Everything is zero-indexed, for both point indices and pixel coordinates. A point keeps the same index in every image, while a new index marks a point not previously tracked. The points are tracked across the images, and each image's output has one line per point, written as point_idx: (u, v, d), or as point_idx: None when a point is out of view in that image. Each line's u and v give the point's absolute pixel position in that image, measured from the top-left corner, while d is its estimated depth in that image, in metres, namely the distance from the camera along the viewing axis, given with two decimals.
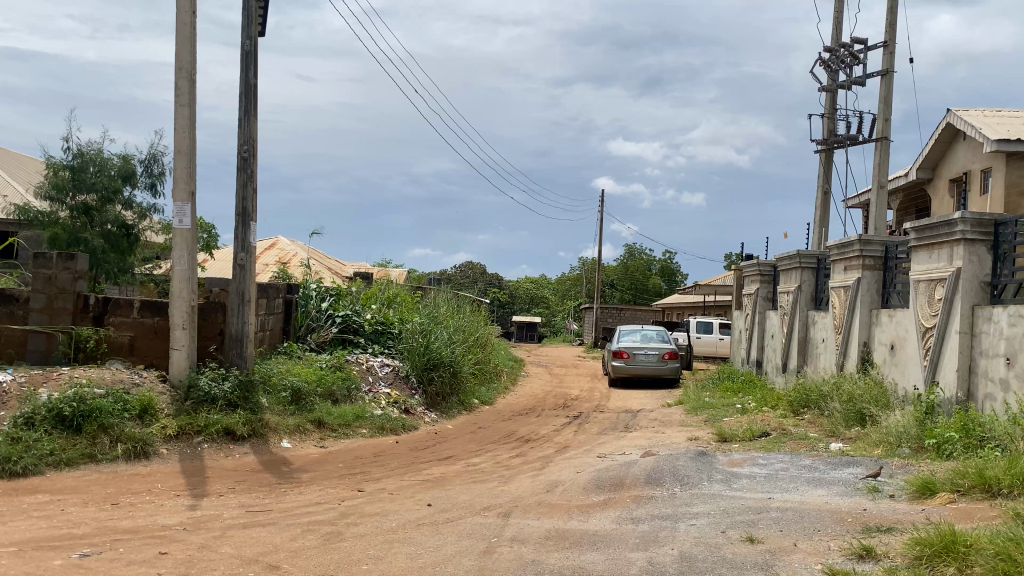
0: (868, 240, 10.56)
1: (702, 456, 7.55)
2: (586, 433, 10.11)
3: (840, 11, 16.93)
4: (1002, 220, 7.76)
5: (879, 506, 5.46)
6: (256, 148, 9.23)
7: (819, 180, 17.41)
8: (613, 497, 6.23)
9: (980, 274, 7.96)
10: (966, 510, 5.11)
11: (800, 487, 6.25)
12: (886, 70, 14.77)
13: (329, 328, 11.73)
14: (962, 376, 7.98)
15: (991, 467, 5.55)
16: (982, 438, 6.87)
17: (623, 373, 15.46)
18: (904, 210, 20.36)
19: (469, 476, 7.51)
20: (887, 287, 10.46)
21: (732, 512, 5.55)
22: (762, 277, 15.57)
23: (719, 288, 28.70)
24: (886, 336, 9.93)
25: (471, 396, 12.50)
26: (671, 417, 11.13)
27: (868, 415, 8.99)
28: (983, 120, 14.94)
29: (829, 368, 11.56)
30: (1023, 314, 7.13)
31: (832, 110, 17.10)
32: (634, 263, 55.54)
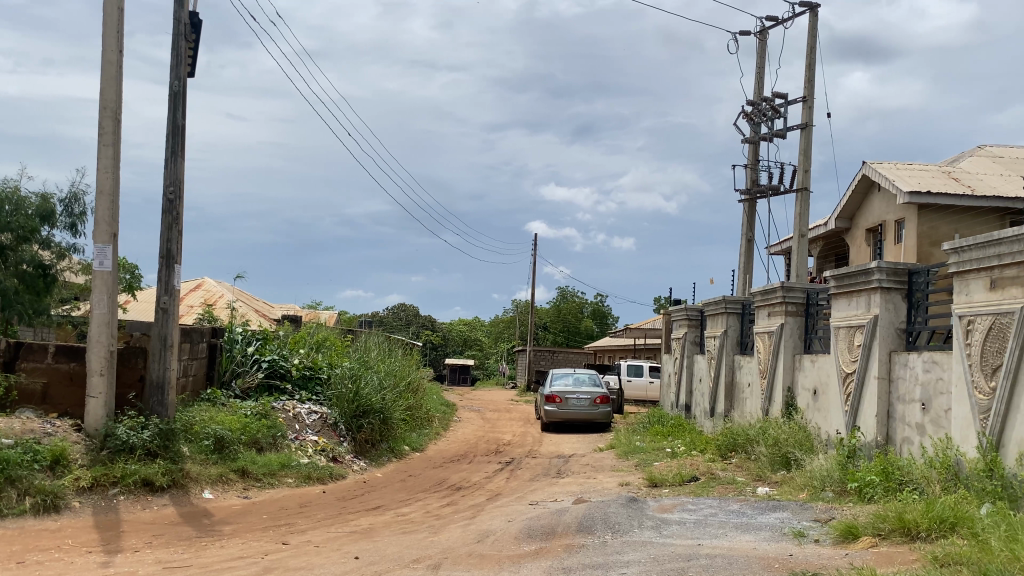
0: (790, 287, 10.88)
1: (633, 502, 7.56)
2: (517, 479, 10.06)
3: (762, 66, 17.58)
4: (916, 270, 8.09)
5: (805, 552, 5.53)
6: (182, 189, 9.04)
7: (743, 229, 17.91)
8: (544, 547, 6.17)
9: (896, 322, 8.26)
10: (887, 554, 5.22)
11: (729, 533, 6.31)
12: (805, 123, 15.36)
13: (254, 374, 11.39)
14: (882, 421, 8.22)
15: (910, 511, 5.69)
16: (901, 481, 7.07)
17: (555, 418, 15.43)
18: (824, 257, 21.08)
19: (397, 527, 7.34)
20: (808, 332, 10.77)
21: (662, 560, 5.55)
22: (689, 322, 15.84)
23: (650, 331, 29.13)
24: (809, 381, 10.19)
25: (401, 443, 12.32)
26: (603, 462, 11.16)
27: (793, 459, 9.16)
28: (895, 172, 15.62)
29: (755, 412, 11.77)
30: (936, 360, 7.41)
31: (755, 160, 17.65)
32: (567, 305, 56.11)
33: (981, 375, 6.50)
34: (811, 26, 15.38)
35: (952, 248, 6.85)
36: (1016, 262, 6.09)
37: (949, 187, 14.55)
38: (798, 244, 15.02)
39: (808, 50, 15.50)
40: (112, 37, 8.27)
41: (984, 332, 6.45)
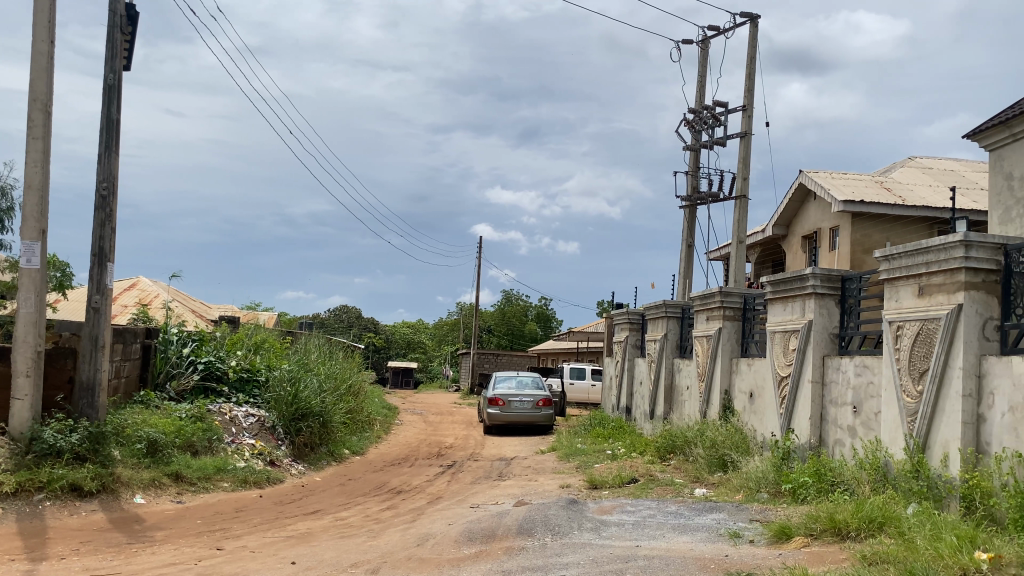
0: (728, 292, 11.09)
1: (573, 504, 7.59)
2: (459, 482, 10.02)
3: (703, 75, 17.87)
4: (849, 277, 8.33)
5: (740, 552, 5.62)
6: (116, 186, 8.79)
7: (684, 234, 18.17)
8: (484, 550, 6.15)
9: (829, 326, 8.47)
10: (818, 553, 5.34)
11: (666, 534, 6.38)
12: (745, 132, 15.68)
13: (190, 376, 11.11)
14: (815, 424, 8.42)
15: (840, 511, 5.84)
16: (833, 482, 7.25)
17: (497, 420, 15.42)
18: (762, 263, 21.54)
19: (336, 531, 7.26)
20: (745, 337, 10.98)
21: (601, 561, 5.60)
22: (631, 325, 16.00)
23: (593, 334, 29.39)
24: (745, 384, 10.39)
25: (341, 446, 12.17)
26: (544, 464, 11.19)
27: (730, 461, 9.33)
28: (830, 181, 16.05)
29: (693, 415, 11.94)
30: (868, 365, 7.63)
31: (696, 168, 17.93)
32: (512, 308, 56.25)
33: (908, 379, 6.71)
34: (751, 37, 15.69)
35: (883, 255, 7.06)
36: (942, 269, 6.30)
37: (881, 196, 15.00)
38: (737, 250, 15.31)
39: (748, 60, 15.81)
40: (43, 27, 7.99)
41: (912, 337, 6.65)
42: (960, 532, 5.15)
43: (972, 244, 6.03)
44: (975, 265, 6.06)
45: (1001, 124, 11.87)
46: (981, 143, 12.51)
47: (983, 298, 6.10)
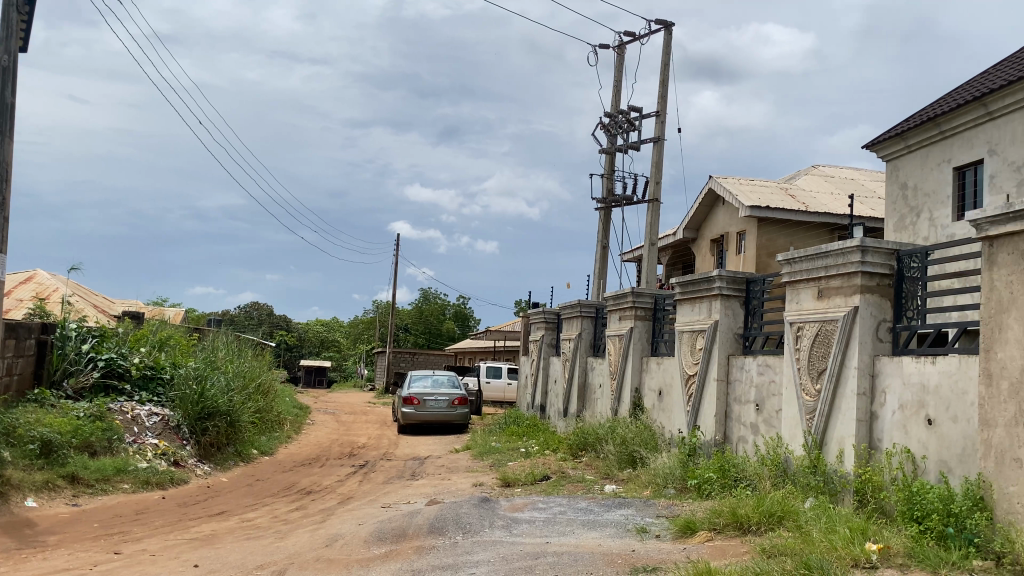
0: (640, 292, 11.32)
1: (485, 502, 7.62)
2: (370, 482, 9.91)
3: (619, 80, 18.16)
4: (753, 279, 8.64)
5: (647, 547, 5.74)
6: (9, 172, 8.34)
7: (598, 236, 18.44)
8: (394, 550, 6.09)
9: (734, 326, 8.76)
10: (720, 547, 5.51)
11: (576, 530, 6.47)
12: (658, 137, 16.01)
13: (89, 374, 10.58)
14: (720, 421, 8.68)
15: (742, 506, 6.03)
16: (735, 478, 7.48)
17: (411, 419, 15.30)
18: (673, 264, 22.04)
19: (242, 533, 7.08)
20: (655, 336, 11.23)
21: (511, 559, 5.63)
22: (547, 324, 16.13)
23: (509, 333, 29.50)
24: (655, 382, 10.62)
25: (248, 446, 11.88)
26: (458, 463, 11.18)
27: (639, 458, 9.51)
28: (738, 187, 16.55)
29: (605, 413, 12.14)
30: (770, 364, 7.91)
31: (611, 170, 18.21)
32: (429, 308, 55.97)
33: (808, 378, 6.98)
34: (665, 44, 16.03)
35: (785, 259, 7.32)
36: (840, 273, 6.58)
37: (786, 203, 15.57)
38: (650, 252, 15.63)
39: (662, 67, 16.14)
40: None
41: (812, 337, 6.93)
42: (852, 524, 5.38)
43: (868, 249, 6.31)
44: (870, 270, 6.35)
45: (897, 136, 12.50)
46: (879, 153, 13.13)
47: (877, 301, 6.39)
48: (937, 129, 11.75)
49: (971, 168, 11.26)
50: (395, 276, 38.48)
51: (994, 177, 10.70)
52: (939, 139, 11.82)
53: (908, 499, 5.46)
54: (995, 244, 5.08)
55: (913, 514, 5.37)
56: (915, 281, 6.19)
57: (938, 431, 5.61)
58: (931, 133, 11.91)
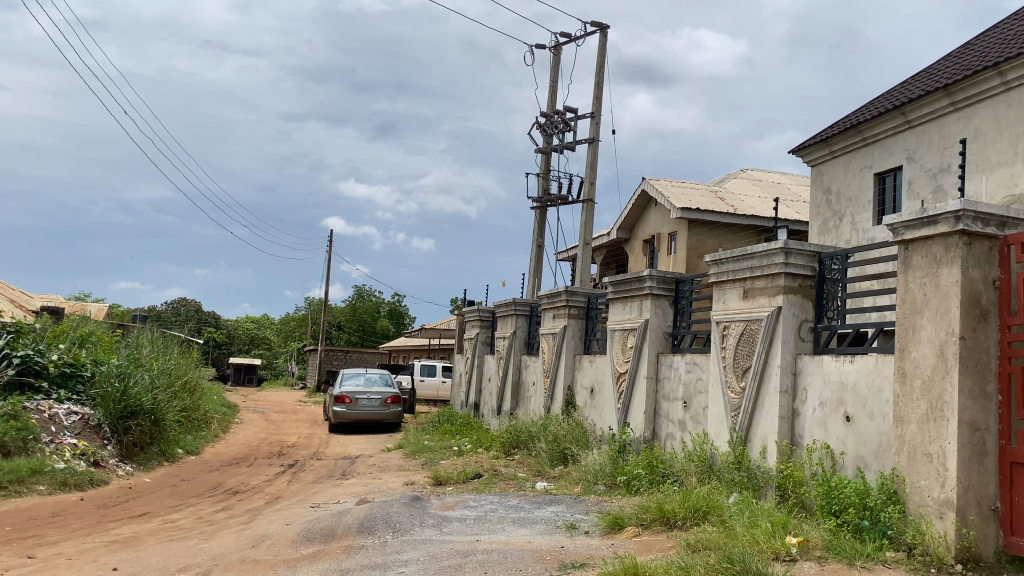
0: (574, 291, 11.42)
1: (415, 501, 7.59)
2: (299, 482, 9.76)
3: (555, 80, 18.26)
4: (682, 279, 8.81)
5: (575, 543, 5.80)
6: None
7: (534, 235, 18.51)
8: (322, 550, 6.02)
9: (664, 325, 8.92)
10: (647, 542, 5.60)
11: (506, 527, 6.49)
12: (593, 138, 16.16)
13: (3, 370, 10.14)
14: (649, 418, 8.82)
15: (669, 501, 6.14)
16: (663, 474, 7.61)
17: (343, 418, 15.11)
18: (607, 264, 22.30)
19: (164, 535, 6.90)
20: (588, 335, 11.35)
21: (440, 557, 5.62)
22: (481, 322, 16.12)
23: (443, 331, 29.38)
24: (587, 379, 10.74)
25: (173, 445, 11.57)
26: (389, 462, 11.10)
27: (570, 455, 9.61)
28: (670, 189, 16.84)
29: (538, 410, 12.21)
30: (697, 362, 8.08)
31: (546, 170, 18.31)
32: (363, 305, 55.40)
33: (733, 375, 7.15)
34: (601, 46, 16.19)
35: (713, 259, 7.47)
36: (764, 275, 6.75)
37: (716, 205, 15.90)
38: (584, 251, 15.77)
39: (597, 69, 16.30)
40: None
41: (737, 336, 7.09)
42: (774, 518, 5.54)
43: (791, 251, 6.49)
44: (793, 271, 6.54)
45: (822, 142, 12.88)
46: (805, 158, 13.51)
47: (800, 301, 6.58)
48: (859, 136, 12.15)
49: (891, 174, 11.70)
50: (328, 273, 37.93)
51: (912, 183, 11.12)
52: (861, 145, 12.23)
53: (828, 494, 5.64)
54: (911, 247, 5.29)
55: (831, 508, 5.55)
56: (835, 283, 6.39)
57: (855, 428, 5.80)
58: (854, 140, 12.31)
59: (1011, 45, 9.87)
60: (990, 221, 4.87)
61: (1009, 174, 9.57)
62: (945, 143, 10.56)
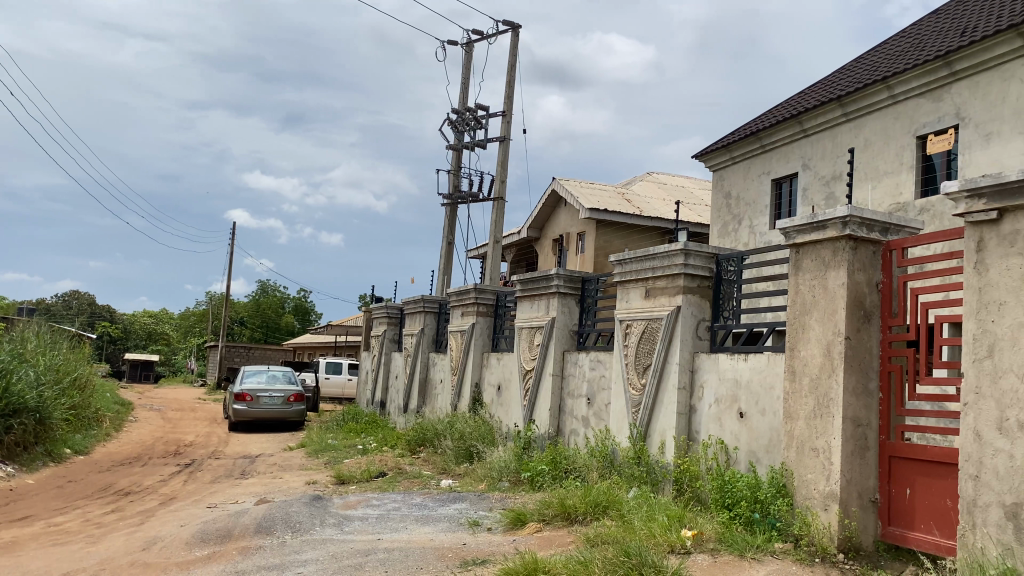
0: (482, 288, 11.43)
1: (317, 500, 7.46)
2: (197, 482, 9.46)
3: (466, 77, 18.24)
4: (588, 278, 8.95)
5: (477, 540, 5.82)
6: None
7: (443, 232, 18.45)
8: (217, 551, 5.86)
9: (570, 324, 9.04)
10: (548, 538, 5.67)
11: (408, 525, 6.46)
12: (504, 136, 16.22)
13: None
14: (554, 415, 8.92)
15: (570, 496, 6.24)
16: (566, 470, 7.72)
17: (244, 417, 14.71)
18: (516, 263, 22.44)
19: (47, 539, 6.57)
20: (496, 333, 11.39)
21: (340, 556, 5.55)
22: (389, 319, 15.98)
23: (350, 328, 28.98)
24: (494, 377, 10.78)
25: (60, 445, 11.01)
26: (291, 461, 10.89)
27: (475, 452, 9.63)
28: (579, 190, 17.06)
29: (445, 408, 12.19)
30: (601, 359, 8.22)
31: (457, 167, 18.27)
32: (268, 300, 54.08)
33: (634, 372, 7.31)
34: (512, 46, 16.25)
35: (617, 259, 7.61)
36: (665, 275, 6.92)
37: (622, 206, 16.21)
38: (493, 249, 15.82)
39: (508, 68, 16.36)
40: None
41: (639, 335, 7.25)
42: (670, 512, 5.69)
43: (690, 252, 6.68)
44: (692, 272, 6.72)
45: (724, 147, 13.30)
46: (707, 163, 13.92)
47: (698, 301, 6.77)
48: (758, 143, 12.60)
49: (787, 180, 12.18)
50: (231, 267, 36.81)
51: (806, 189, 11.59)
52: (760, 152, 12.68)
53: (721, 487, 5.83)
54: (802, 250, 5.52)
55: (724, 502, 5.74)
56: (731, 283, 6.60)
57: (748, 423, 6.01)
58: (753, 147, 12.76)
59: (899, 61, 10.42)
60: (874, 227, 5.11)
61: (895, 182, 10.09)
62: (838, 152, 11.06)
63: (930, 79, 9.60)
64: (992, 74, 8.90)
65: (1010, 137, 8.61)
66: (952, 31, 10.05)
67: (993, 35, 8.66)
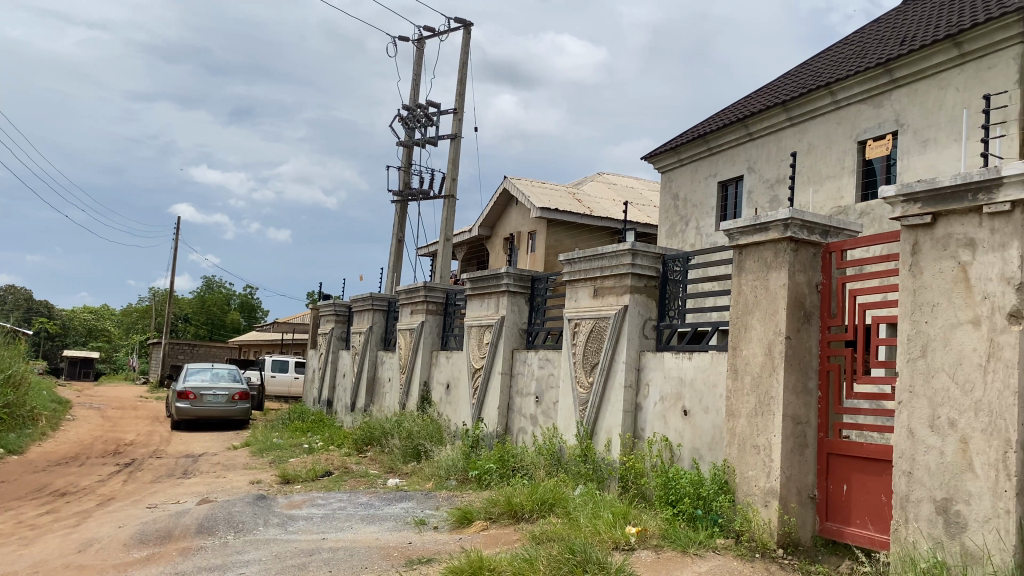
0: (432, 286, 11.39)
1: (261, 500, 7.35)
2: (137, 481, 9.25)
3: (418, 74, 18.14)
4: (538, 277, 8.99)
5: (423, 539, 5.80)
6: None
7: (394, 229, 18.33)
8: (157, 552, 5.74)
9: (519, 322, 9.06)
10: (494, 535, 5.68)
11: (354, 525, 6.40)
12: (455, 134, 16.18)
13: None
14: (502, 413, 8.94)
15: (517, 494, 6.26)
16: (514, 468, 7.74)
17: (187, 415, 14.42)
18: (467, 261, 22.42)
19: None
20: (445, 331, 11.37)
21: (283, 557, 5.48)
22: (336, 317, 15.83)
23: (297, 326, 28.62)
24: (443, 375, 10.76)
25: None
26: (235, 460, 10.71)
27: (423, 451, 9.60)
28: (531, 189, 17.11)
29: (393, 406, 12.12)
30: (550, 358, 8.26)
31: (407, 164, 18.16)
32: (213, 297, 53.11)
33: (582, 371, 7.36)
34: (464, 43, 16.22)
35: (566, 259, 7.66)
36: (613, 274, 6.99)
37: (573, 206, 16.31)
38: (443, 247, 15.77)
39: (460, 66, 16.31)
40: None
41: (587, 333, 7.31)
42: (615, 509, 5.74)
43: (638, 252, 6.75)
44: (640, 272, 6.80)
45: (672, 149, 13.46)
46: (656, 165, 14.07)
47: (644, 301, 6.85)
48: (705, 145, 12.79)
49: (733, 183, 12.38)
50: (174, 263, 36.02)
51: (751, 191, 11.80)
52: (707, 154, 12.87)
53: (665, 484, 5.90)
54: (745, 251, 5.61)
55: (668, 498, 5.81)
56: (677, 283, 6.69)
57: (692, 421, 6.10)
58: (700, 149, 12.95)
59: (842, 67, 10.67)
60: (814, 229, 5.22)
61: (836, 186, 10.33)
62: (782, 156, 11.28)
63: (870, 85, 9.85)
64: (929, 82, 9.17)
65: (946, 143, 8.89)
66: (892, 40, 10.34)
67: (930, 44, 8.93)
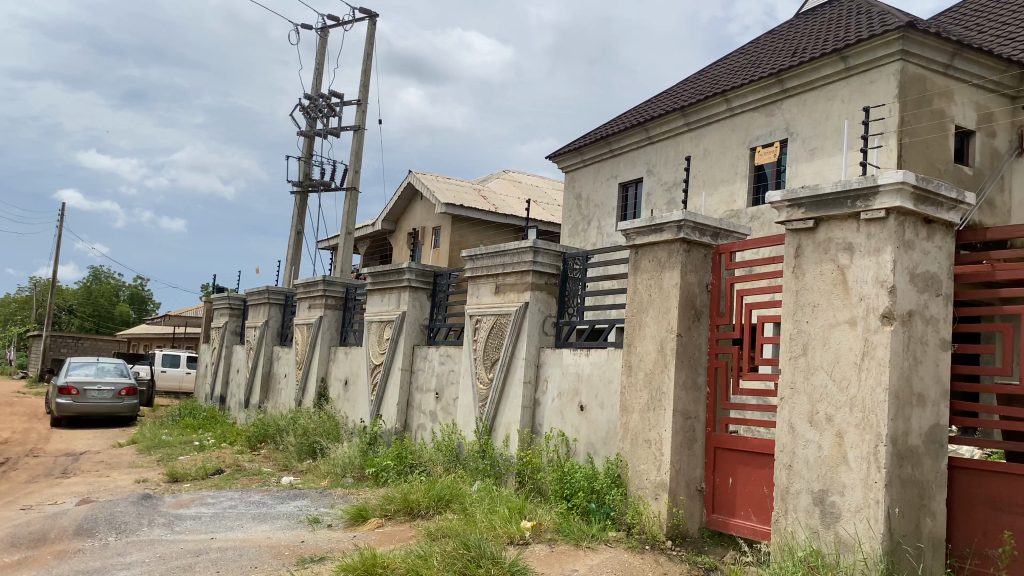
0: (331, 281, 11.18)
1: (146, 499, 7.07)
2: (10, 482, 8.74)
3: (320, 63, 17.79)
4: (440, 273, 8.97)
5: (316, 538, 5.70)
6: None
7: (293, 221, 17.92)
8: (30, 555, 5.44)
9: (420, 318, 9.01)
10: (389, 533, 5.64)
11: (244, 524, 6.24)
12: (359, 126, 15.95)
13: None
14: (401, 409, 8.87)
15: (414, 491, 6.23)
16: (411, 464, 7.70)
17: (68, 412, 13.72)
18: (369, 255, 22.14)
19: None
20: (344, 327, 11.19)
21: (168, 558, 5.28)
22: (231, 311, 15.36)
23: (190, 319, 27.60)
24: (341, 371, 10.59)
25: None
26: (120, 459, 10.26)
27: (319, 448, 9.42)
28: (435, 184, 17.04)
29: (289, 403, 11.85)
30: (450, 354, 8.25)
31: (309, 155, 17.79)
32: (100, 288, 50.67)
33: (482, 366, 7.39)
34: (369, 34, 16.01)
35: (468, 255, 7.68)
36: (515, 271, 7.05)
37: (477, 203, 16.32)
38: (345, 241, 15.52)
39: (364, 57, 16.09)
40: None
41: (488, 330, 7.34)
42: (511, 504, 5.79)
43: (539, 250, 6.81)
44: (541, 269, 6.87)
45: (575, 150, 13.65)
46: (559, 165, 14.24)
47: (545, 298, 6.93)
48: (607, 147, 13.02)
49: (633, 185, 12.65)
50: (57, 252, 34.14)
51: (650, 194, 12.09)
52: (609, 156, 13.10)
53: (561, 478, 5.98)
54: (641, 251, 5.75)
55: (563, 492, 5.89)
56: (576, 281, 6.78)
57: (587, 416, 6.21)
58: (603, 150, 13.17)
59: (737, 76, 11.06)
60: (706, 231, 5.39)
61: (730, 191, 10.69)
62: (679, 160, 11.60)
63: (764, 94, 10.24)
64: (818, 93, 9.61)
65: (831, 152, 9.33)
66: (783, 51, 10.78)
67: (819, 57, 9.36)
